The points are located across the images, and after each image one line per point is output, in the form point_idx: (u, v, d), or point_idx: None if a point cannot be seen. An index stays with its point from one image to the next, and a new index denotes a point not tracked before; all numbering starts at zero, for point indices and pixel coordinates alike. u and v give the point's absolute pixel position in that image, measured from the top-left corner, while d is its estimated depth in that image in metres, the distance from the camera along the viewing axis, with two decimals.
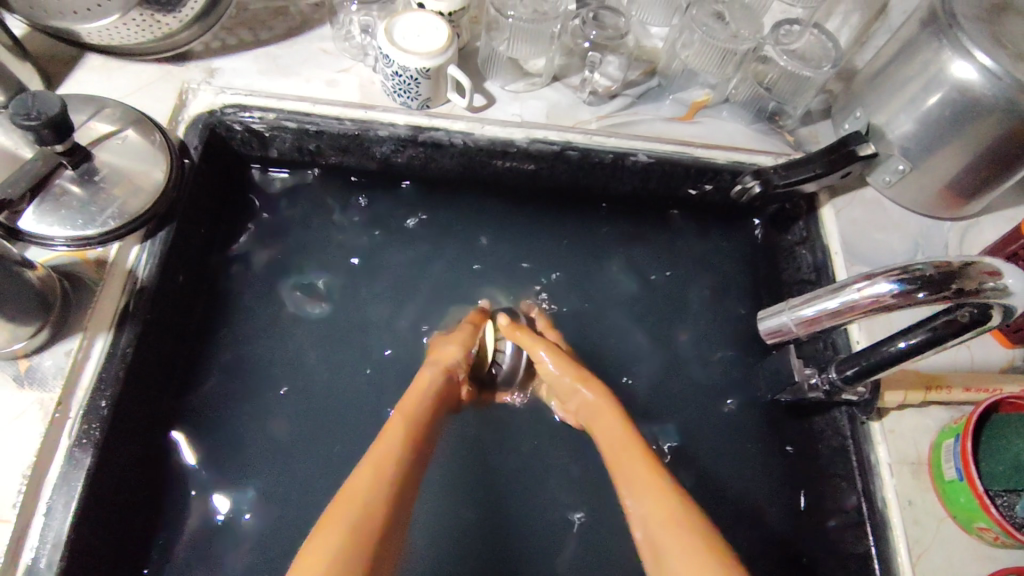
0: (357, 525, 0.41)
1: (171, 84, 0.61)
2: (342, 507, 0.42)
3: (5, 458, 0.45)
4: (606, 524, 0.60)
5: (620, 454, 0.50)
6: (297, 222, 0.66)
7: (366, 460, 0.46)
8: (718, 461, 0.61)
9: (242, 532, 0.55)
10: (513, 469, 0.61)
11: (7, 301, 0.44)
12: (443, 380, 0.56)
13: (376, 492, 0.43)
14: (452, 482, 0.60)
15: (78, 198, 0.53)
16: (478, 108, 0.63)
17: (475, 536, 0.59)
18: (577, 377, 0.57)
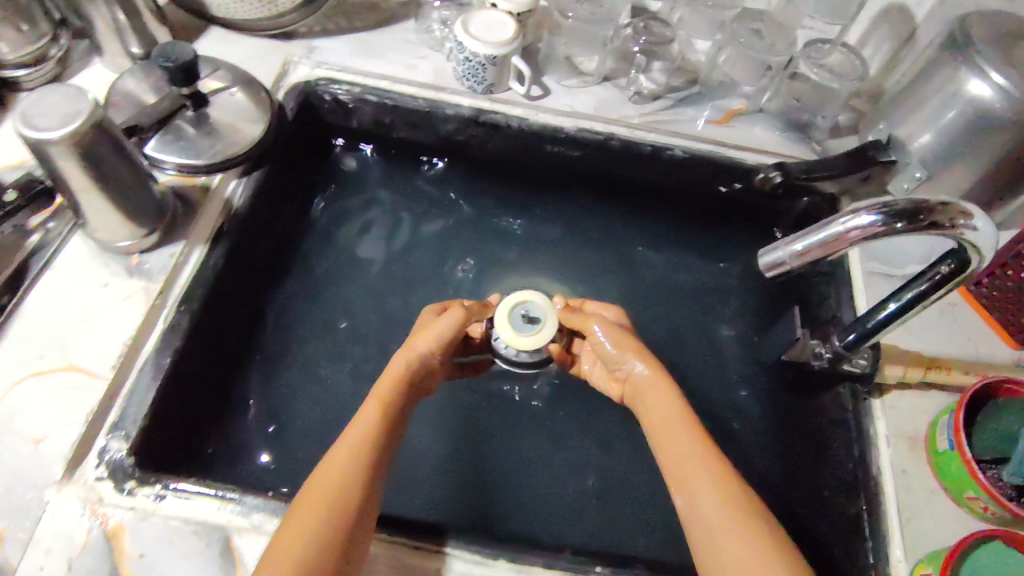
0: (338, 497, 0.43)
1: (277, 56, 0.72)
2: (322, 483, 0.44)
3: (110, 331, 0.53)
4: (619, 476, 0.63)
5: (664, 438, 0.51)
6: (368, 185, 0.75)
7: (342, 442, 0.47)
8: (728, 433, 0.65)
9: (287, 436, 0.60)
10: (517, 408, 0.66)
11: (130, 203, 0.54)
12: (420, 369, 0.56)
13: (350, 475, 0.44)
14: (453, 415, 0.65)
15: (192, 135, 0.62)
16: (535, 97, 0.72)
17: (473, 465, 0.62)
18: (627, 353, 0.57)
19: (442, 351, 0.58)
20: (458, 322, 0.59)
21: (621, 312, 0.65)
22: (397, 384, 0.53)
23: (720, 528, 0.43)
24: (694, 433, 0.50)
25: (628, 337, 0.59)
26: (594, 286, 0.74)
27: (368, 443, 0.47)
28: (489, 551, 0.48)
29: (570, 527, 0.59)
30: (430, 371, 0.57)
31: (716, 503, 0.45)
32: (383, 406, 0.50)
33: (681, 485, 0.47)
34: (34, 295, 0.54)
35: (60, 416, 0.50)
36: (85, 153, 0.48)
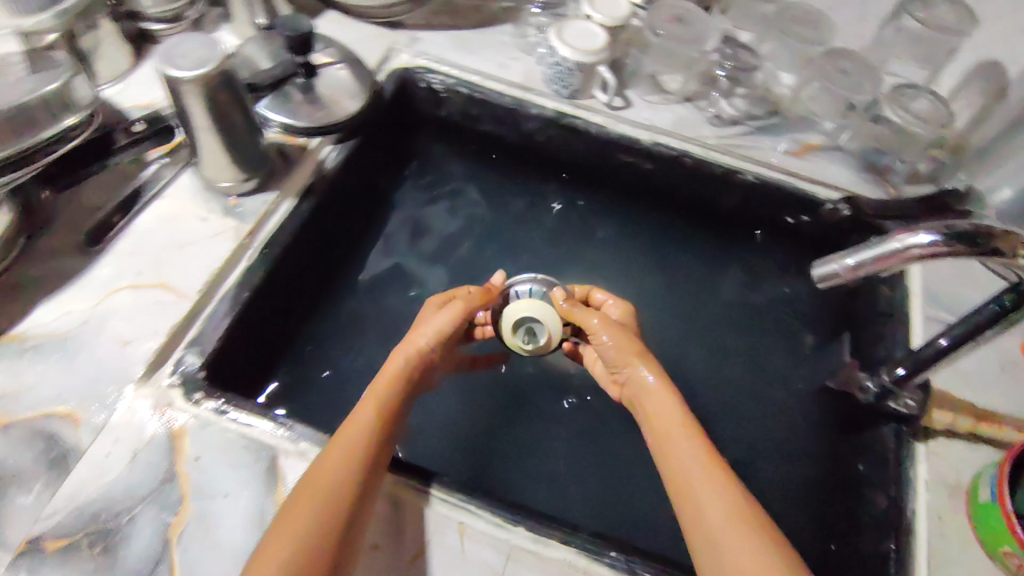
0: (329, 493, 0.43)
1: (383, 42, 0.78)
2: (314, 481, 0.44)
3: (201, 259, 0.59)
4: (644, 479, 0.63)
5: (668, 445, 0.51)
6: (450, 172, 0.81)
7: (336, 441, 0.47)
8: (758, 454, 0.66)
9: (340, 384, 0.65)
10: (543, 398, 0.69)
11: (238, 148, 0.60)
12: (419, 362, 0.57)
13: (343, 468, 0.45)
14: (466, 396, 0.68)
15: (298, 100, 0.68)
16: (616, 107, 0.75)
17: (480, 443, 0.65)
18: (626, 349, 0.58)
19: (438, 347, 0.60)
20: (455, 320, 0.61)
21: (631, 310, 0.66)
22: (393, 380, 0.54)
23: (729, 532, 0.43)
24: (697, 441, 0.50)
25: (631, 338, 0.59)
26: (647, 295, 0.76)
27: (364, 432, 0.48)
28: (512, 516, 0.50)
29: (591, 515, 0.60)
30: (427, 367, 0.59)
31: (722, 511, 0.44)
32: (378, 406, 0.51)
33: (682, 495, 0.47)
34: (141, 218, 0.61)
35: (146, 325, 0.55)
36: (208, 95, 0.54)
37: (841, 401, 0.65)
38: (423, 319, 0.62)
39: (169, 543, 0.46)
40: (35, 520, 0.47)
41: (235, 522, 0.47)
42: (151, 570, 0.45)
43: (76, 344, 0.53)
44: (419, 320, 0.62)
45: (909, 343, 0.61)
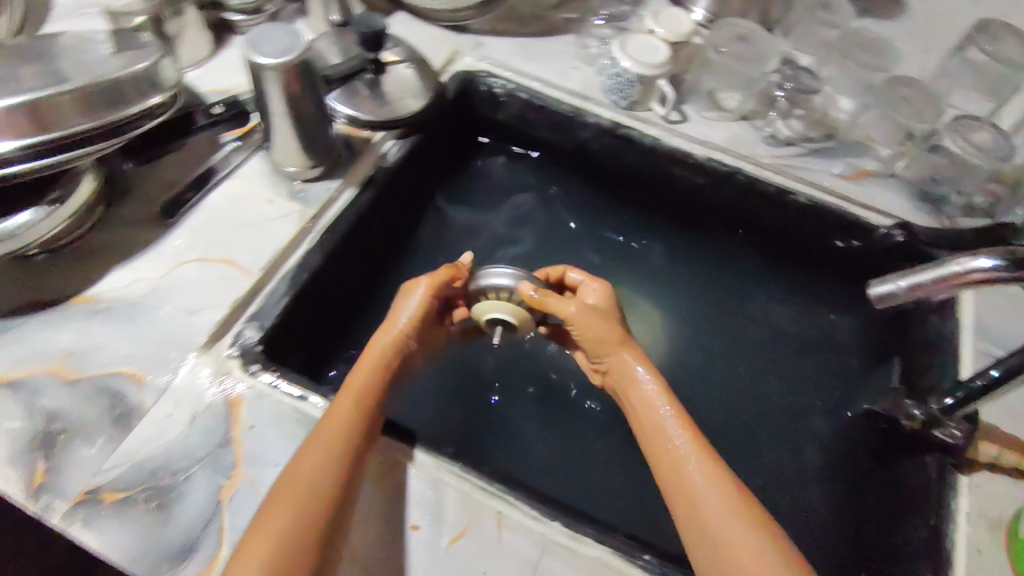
0: (308, 494, 0.44)
1: (448, 44, 0.80)
2: (294, 481, 0.45)
3: (264, 237, 0.61)
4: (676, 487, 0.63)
5: (658, 439, 0.51)
6: (503, 174, 0.82)
7: (314, 439, 0.47)
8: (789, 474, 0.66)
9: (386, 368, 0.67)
10: (560, 395, 0.69)
11: (308, 135, 0.63)
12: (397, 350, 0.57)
13: (321, 467, 0.45)
14: (461, 377, 0.69)
15: (365, 94, 0.71)
16: (672, 121, 0.76)
17: (470, 424, 0.66)
18: (614, 336, 0.58)
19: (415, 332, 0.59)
20: (427, 307, 0.59)
21: (610, 292, 0.62)
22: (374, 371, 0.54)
23: (729, 530, 0.43)
24: (687, 436, 0.50)
25: (611, 327, 0.58)
26: (689, 309, 0.77)
27: (343, 432, 0.48)
28: (548, 511, 0.50)
29: (620, 518, 0.60)
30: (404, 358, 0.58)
31: (721, 508, 0.44)
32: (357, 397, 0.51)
33: (677, 488, 0.47)
34: (214, 194, 0.64)
35: (209, 297, 0.57)
36: (286, 82, 0.56)
37: (879, 426, 0.65)
38: (396, 303, 0.60)
39: (221, 503, 0.48)
40: (96, 472, 0.49)
41: None
42: (202, 528, 0.47)
43: (145, 309, 0.56)
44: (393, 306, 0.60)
45: (957, 375, 0.60)
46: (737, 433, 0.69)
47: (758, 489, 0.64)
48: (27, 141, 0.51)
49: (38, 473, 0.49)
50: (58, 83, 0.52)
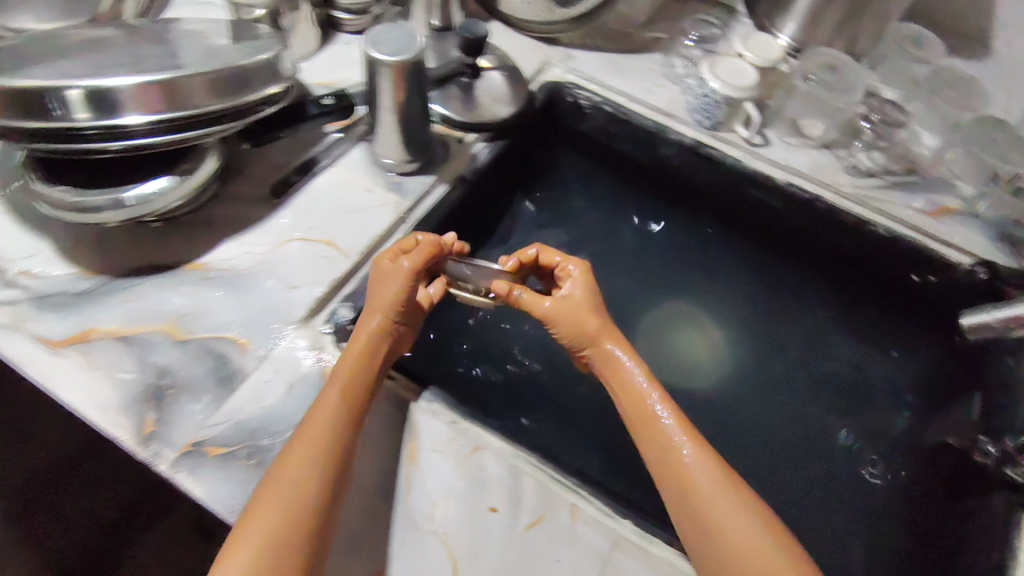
0: (293, 497, 0.44)
1: (539, 55, 0.83)
2: (277, 483, 0.45)
3: (362, 225, 0.65)
4: None
5: (645, 426, 0.52)
6: (575, 179, 0.84)
7: (299, 441, 0.47)
8: (853, 495, 0.65)
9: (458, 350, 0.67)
10: None
11: (411, 131, 0.66)
12: (383, 337, 0.55)
13: (305, 470, 0.46)
14: (504, 345, 0.69)
15: (459, 97, 0.74)
16: (755, 144, 0.78)
17: (504, 386, 0.66)
18: (589, 324, 0.58)
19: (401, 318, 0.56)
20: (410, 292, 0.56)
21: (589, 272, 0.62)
22: (354, 363, 0.53)
23: (737, 528, 0.45)
24: (683, 429, 0.51)
25: (590, 317, 0.59)
26: (756, 325, 0.77)
27: (326, 434, 0.48)
28: (619, 508, 0.52)
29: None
30: (393, 344, 0.56)
31: (731, 507, 0.46)
32: (342, 394, 0.50)
33: (678, 482, 0.49)
34: (318, 180, 0.68)
35: (310, 275, 0.61)
36: (398, 81, 0.60)
37: (945, 458, 0.65)
38: (375, 285, 0.58)
39: None
40: (200, 427, 0.52)
41: (374, 464, 0.53)
42: None
43: (250, 281, 0.60)
44: (376, 287, 0.58)
45: None
46: (804, 451, 0.68)
47: (820, 509, 0.64)
48: (154, 117, 0.55)
49: (147, 423, 0.52)
50: (190, 67, 0.56)
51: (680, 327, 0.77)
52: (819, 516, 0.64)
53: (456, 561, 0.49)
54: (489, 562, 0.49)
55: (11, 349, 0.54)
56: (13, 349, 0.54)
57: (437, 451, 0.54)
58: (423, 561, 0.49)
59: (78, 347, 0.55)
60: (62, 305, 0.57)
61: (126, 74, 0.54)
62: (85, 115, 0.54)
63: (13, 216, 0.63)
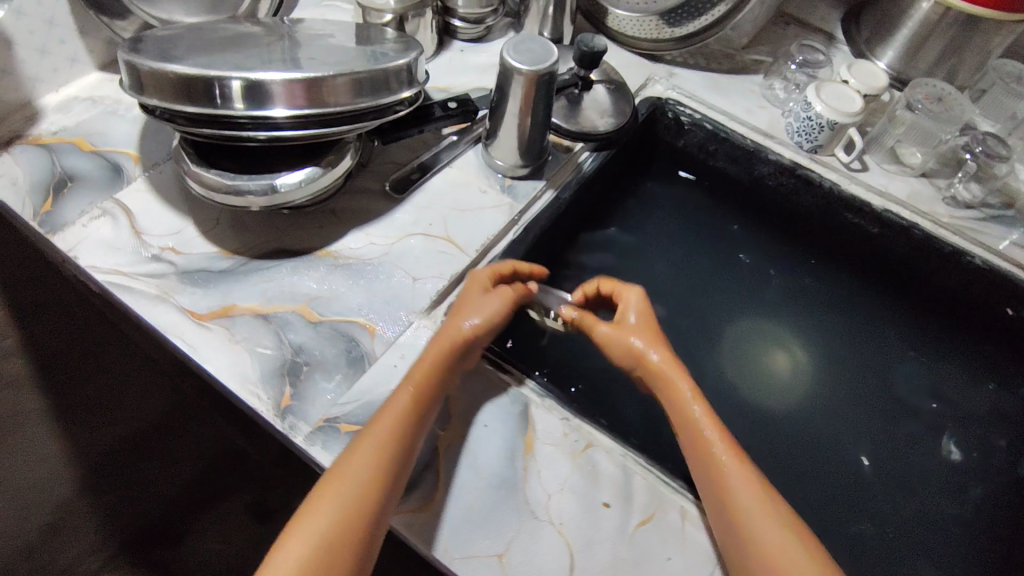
0: (353, 498, 0.46)
1: (643, 71, 0.86)
2: (339, 480, 0.47)
3: (479, 224, 0.68)
4: (825, 509, 0.64)
5: (698, 457, 0.52)
6: (668, 191, 0.86)
7: (364, 441, 0.49)
8: (946, 519, 0.65)
9: (559, 346, 0.69)
10: (726, 395, 0.72)
11: (528, 138, 0.69)
12: (459, 348, 0.56)
13: (367, 471, 0.47)
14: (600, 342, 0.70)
15: (569, 108, 0.77)
16: (853, 169, 0.79)
17: (603, 383, 0.66)
18: (635, 335, 0.59)
19: (481, 333, 0.57)
20: (496, 310, 0.58)
21: (643, 299, 0.62)
22: (428, 371, 0.54)
23: (771, 533, 0.47)
24: (719, 436, 0.52)
25: (637, 343, 0.59)
26: (847, 343, 0.77)
27: (390, 440, 0.49)
28: None
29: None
30: (466, 357, 0.57)
31: (780, 538, 0.46)
32: (411, 401, 0.51)
33: (716, 487, 0.50)
34: (435, 180, 0.71)
35: (432, 268, 0.65)
36: (528, 89, 0.63)
37: None
38: (466, 299, 0.59)
39: (437, 453, 0.54)
40: (332, 405, 0.55)
41: (495, 450, 0.55)
42: (421, 471, 0.53)
43: (376, 270, 0.64)
44: (458, 301, 0.60)
45: None
46: (895, 470, 0.68)
47: (913, 530, 0.64)
48: (297, 112, 0.58)
49: (285, 396, 0.55)
50: (336, 66, 0.59)
51: (768, 341, 0.77)
52: (912, 536, 0.63)
53: (573, 550, 0.51)
54: (605, 556, 0.51)
55: (162, 318, 0.59)
56: (162, 319, 0.58)
57: (554, 445, 0.56)
58: (542, 547, 0.51)
59: (221, 321, 0.59)
60: (204, 281, 0.61)
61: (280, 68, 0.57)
62: (241, 105, 0.56)
63: (156, 194, 0.68)
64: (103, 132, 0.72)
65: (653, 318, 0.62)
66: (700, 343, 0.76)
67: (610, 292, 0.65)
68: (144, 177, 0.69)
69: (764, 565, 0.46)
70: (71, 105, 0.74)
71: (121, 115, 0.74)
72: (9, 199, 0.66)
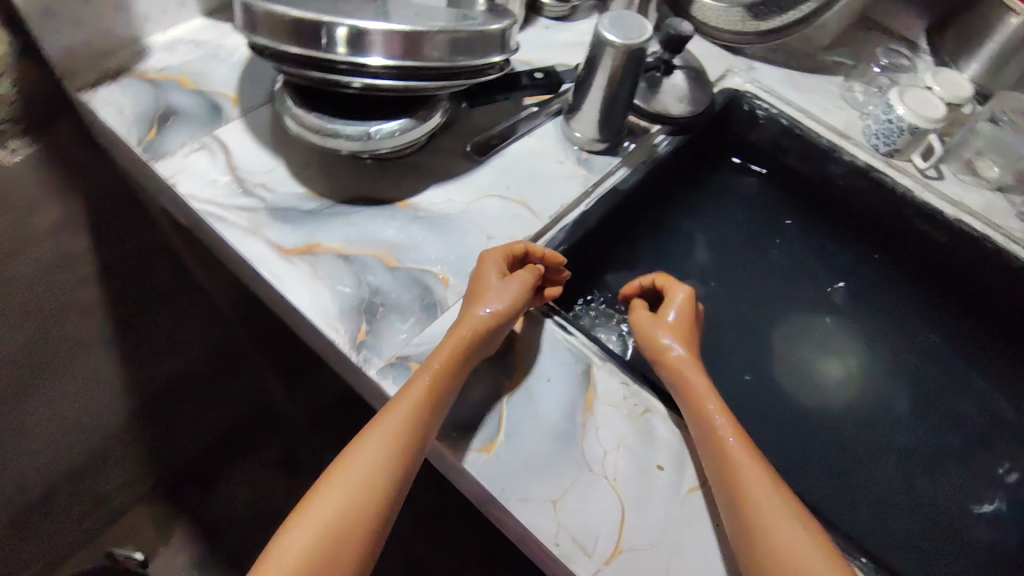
0: (364, 489, 0.47)
1: (723, 62, 0.87)
2: (350, 469, 0.48)
3: (554, 192, 0.70)
4: (862, 501, 0.66)
5: (706, 441, 0.52)
6: (732, 185, 0.88)
7: (378, 431, 0.49)
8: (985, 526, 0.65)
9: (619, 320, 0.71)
10: (772, 386, 0.75)
11: (609, 113, 0.71)
12: (479, 339, 0.54)
13: (378, 463, 0.48)
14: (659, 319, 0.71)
15: (649, 90, 0.78)
16: (929, 176, 0.78)
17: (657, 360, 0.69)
18: (664, 334, 0.59)
19: (500, 322, 0.55)
20: (515, 300, 0.56)
21: (683, 297, 0.62)
22: (447, 363, 0.53)
23: (786, 535, 0.45)
24: (738, 439, 0.50)
25: (660, 343, 0.58)
26: (899, 348, 0.77)
27: (401, 432, 0.49)
28: None
29: (828, 509, 0.64)
30: (487, 345, 0.56)
31: (785, 519, 0.46)
32: (426, 391, 0.51)
33: (728, 482, 0.49)
34: (514, 146, 0.74)
35: (506, 228, 0.67)
36: (618, 66, 0.65)
37: None
38: (484, 285, 0.57)
39: (500, 400, 0.57)
40: (405, 344, 0.58)
41: (558, 405, 0.57)
42: (483, 415, 0.56)
43: (453, 225, 0.66)
44: (475, 284, 0.58)
45: None
46: (938, 473, 0.68)
47: (950, 533, 0.64)
48: (392, 63, 0.60)
49: (361, 332, 0.58)
50: (434, 23, 0.60)
51: (819, 340, 0.78)
52: (947, 539, 0.64)
53: (625, 506, 0.52)
54: (655, 515, 0.52)
55: (251, 249, 0.62)
56: (252, 249, 0.62)
57: (613, 407, 0.58)
58: (595, 499, 0.52)
59: (306, 257, 0.62)
60: (291, 218, 0.65)
61: (383, 19, 0.59)
62: (343, 50, 0.59)
63: (252, 135, 0.71)
64: (204, 74, 0.76)
65: (688, 316, 0.61)
66: (752, 335, 0.79)
67: (662, 288, 0.64)
68: (240, 119, 0.72)
69: (771, 547, 0.45)
70: (177, 46, 0.78)
71: (222, 60, 0.78)
72: (115, 126, 0.70)
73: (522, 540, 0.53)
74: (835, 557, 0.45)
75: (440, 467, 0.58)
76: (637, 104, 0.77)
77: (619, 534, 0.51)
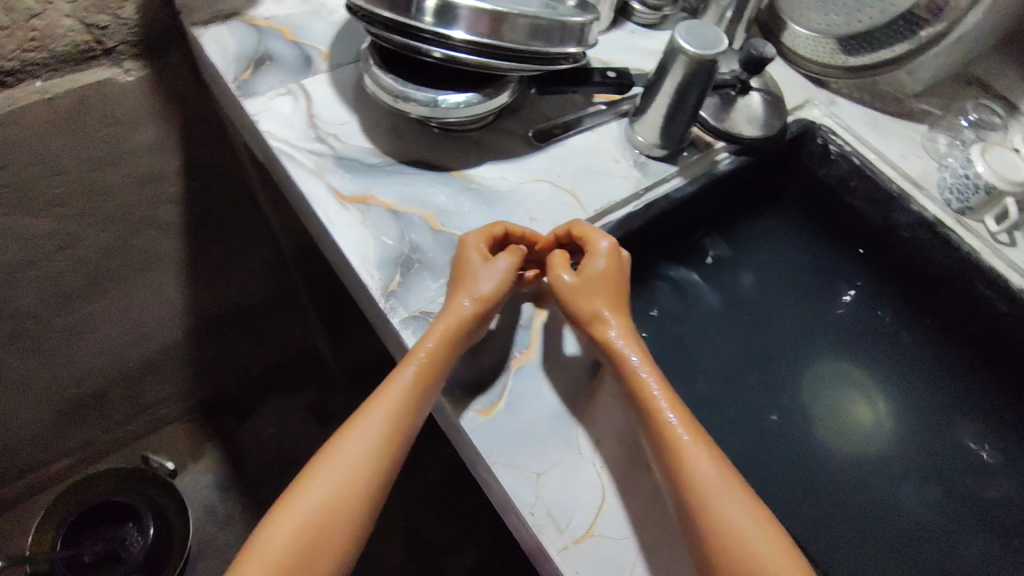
0: (363, 459, 0.50)
1: (804, 93, 0.86)
2: (351, 441, 0.51)
3: (603, 188, 0.72)
4: (858, 554, 0.64)
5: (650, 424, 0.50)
6: (786, 228, 0.89)
7: (378, 405, 0.52)
8: None
9: None
10: (789, 423, 0.74)
11: (672, 121, 0.72)
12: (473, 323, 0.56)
13: (377, 436, 0.51)
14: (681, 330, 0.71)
15: (720, 106, 0.78)
16: (1000, 242, 0.74)
17: None
18: (592, 307, 0.57)
19: (488, 307, 0.57)
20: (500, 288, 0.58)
21: (602, 255, 0.60)
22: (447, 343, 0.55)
23: (733, 527, 0.45)
24: (681, 419, 0.50)
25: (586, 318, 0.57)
26: (934, 412, 0.74)
27: (397, 412, 0.52)
28: None
29: (820, 555, 0.63)
30: (483, 328, 0.58)
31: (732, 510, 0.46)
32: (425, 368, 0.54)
33: (673, 469, 0.48)
34: (575, 139, 0.76)
35: (550, 213, 0.69)
36: (689, 74, 0.66)
37: None
38: (465, 270, 0.59)
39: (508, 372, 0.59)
40: (430, 301, 0.61)
41: (562, 388, 0.59)
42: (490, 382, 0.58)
43: (500, 201, 0.69)
44: (458, 269, 0.60)
45: None
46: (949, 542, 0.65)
47: None
48: (473, 38, 0.63)
49: (393, 282, 0.61)
50: (519, 7, 0.63)
51: (850, 388, 0.76)
52: None
53: (606, 493, 0.53)
54: (632, 507, 0.53)
55: (312, 190, 0.66)
56: (313, 191, 0.66)
57: (615, 399, 0.59)
58: (578, 480, 0.54)
59: (359, 206, 0.66)
60: (354, 168, 0.69)
61: None
62: (429, 20, 0.62)
63: (335, 89, 0.76)
64: (304, 27, 0.82)
65: (610, 274, 0.59)
66: (780, 368, 0.78)
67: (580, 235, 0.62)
68: (327, 72, 0.78)
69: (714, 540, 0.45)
70: None
71: (323, 17, 0.84)
72: (218, 60, 0.76)
73: (502, 505, 0.55)
74: (782, 549, 0.45)
75: (442, 425, 0.61)
76: (705, 117, 0.78)
77: (594, 518, 0.52)
